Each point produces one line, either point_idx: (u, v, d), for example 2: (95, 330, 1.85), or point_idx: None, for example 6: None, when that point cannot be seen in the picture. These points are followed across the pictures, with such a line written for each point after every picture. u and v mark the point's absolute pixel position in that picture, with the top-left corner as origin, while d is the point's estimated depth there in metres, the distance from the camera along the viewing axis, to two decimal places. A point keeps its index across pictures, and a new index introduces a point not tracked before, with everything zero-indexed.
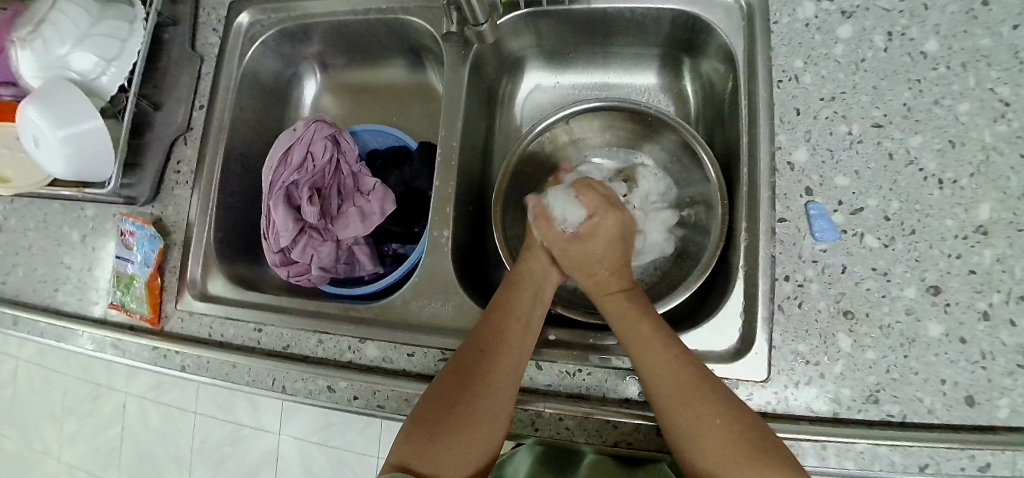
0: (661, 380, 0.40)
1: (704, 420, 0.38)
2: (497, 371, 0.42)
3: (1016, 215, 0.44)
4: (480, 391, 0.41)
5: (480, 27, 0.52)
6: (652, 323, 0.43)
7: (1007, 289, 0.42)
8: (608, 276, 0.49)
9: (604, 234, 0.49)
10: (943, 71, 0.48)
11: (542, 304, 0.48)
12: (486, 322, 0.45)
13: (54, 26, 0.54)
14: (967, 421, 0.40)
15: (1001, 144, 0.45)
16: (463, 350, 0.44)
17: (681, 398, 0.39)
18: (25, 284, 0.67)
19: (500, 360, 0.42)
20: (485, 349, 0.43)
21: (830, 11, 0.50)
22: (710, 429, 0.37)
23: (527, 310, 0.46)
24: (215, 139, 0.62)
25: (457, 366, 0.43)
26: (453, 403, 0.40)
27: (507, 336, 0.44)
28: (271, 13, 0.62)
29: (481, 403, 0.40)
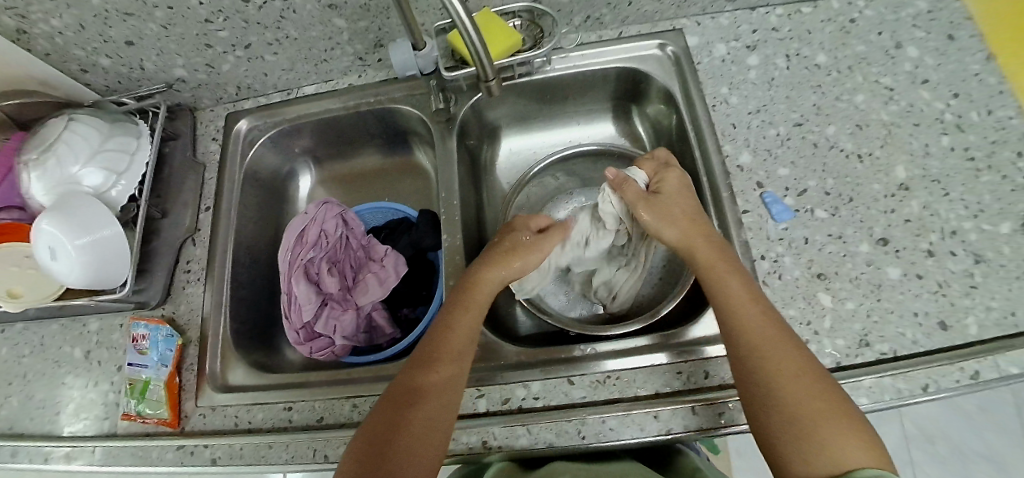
0: (754, 333, 0.42)
1: (795, 378, 0.40)
2: (438, 395, 0.45)
3: (925, 170, 0.54)
4: (420, 407, 0.43)
5: (489, 83, 0.53)
6: (741, 281, 0.46)
7: (940, 228, 0.51)
8: (692, 219, 0.51)
9: (668, 184, 0.54)
10: (837, 74, 0.60)
11: (478, 322, 0.51)
12: (430, 336, 0.49)
13: (66, 144, 0.56)
14: (948, 342, 0.47)
15: (897, 119, 0.57)
16: (405, 369, 0.48)
17: (767, 347, 0.41)
18: (20, 413, 0.64)
19: (436, 368, 0.46)
20: (432, 364, 0.46)
21: (738, 48, 0.62)
22: (812, 387, 0.39)
23: (469, 326, 0.49)
24: (225, 235, 0.66)
25: (405, 384, 0.46)
26: (402, 420, 0.43)
27: (451, 350, 0.47)
28: (266, 119, 0.70)
29: (424, 417, 0.43)
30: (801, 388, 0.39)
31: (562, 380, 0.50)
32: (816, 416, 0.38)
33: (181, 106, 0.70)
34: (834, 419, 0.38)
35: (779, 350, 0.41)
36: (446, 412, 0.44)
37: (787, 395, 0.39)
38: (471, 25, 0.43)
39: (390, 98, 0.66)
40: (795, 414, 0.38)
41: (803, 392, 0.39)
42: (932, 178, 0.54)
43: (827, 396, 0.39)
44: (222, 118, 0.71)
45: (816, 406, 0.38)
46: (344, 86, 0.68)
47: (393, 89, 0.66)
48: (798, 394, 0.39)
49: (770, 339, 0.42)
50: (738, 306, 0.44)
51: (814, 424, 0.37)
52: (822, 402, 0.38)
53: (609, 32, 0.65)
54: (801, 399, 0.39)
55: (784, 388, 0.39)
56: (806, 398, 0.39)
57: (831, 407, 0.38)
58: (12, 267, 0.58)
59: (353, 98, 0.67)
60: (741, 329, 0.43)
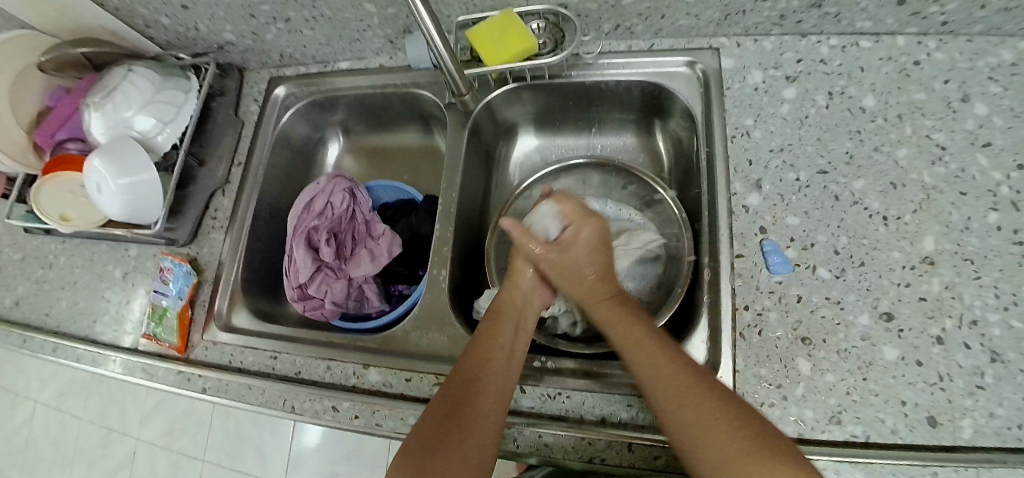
0: (647, 359, 0.45)
1: (706, 406, 0.41)
2: (488, 409, 0.44)
3: (958, 246, 0.48)
4: (469, 418, 0.43)
5: (464, 96, 0.62)
6: (640, 324, 0.49)
7: (957, 314, 0.46)
8: (597, 284, 0.55)
9: (582, 242, 0.57)
10: (882, 122, 0.54)
11: (522, 342, 0.51)
12: (473, 349, 0.49)
13: (123, 92, 0.63)
14: (932, 441, 0.43)
15: (940, 184, 0.51)
16: (451, 381, 0.47)
17: (671, 387, 0.43)
18: (68, 315, 0.74)
19: (492, 378, 0.46)
20: (476, 377, 0.46)
21: (776, 77, 0.58)
22: (717, 416, 0.40)
23: (511, 341, 0.50)
24: (251, 188, 0.72)
25: (451, 393, 0.45)
26: (444, 444, 0.42)
27: (495, 366, 0.47)
28: (303, 87, 0.74)
29: (473, 428, 0.43)
30: (716, 408, 0.40)
31: (515, 387, 0.51)
32: (732, 452, 0.38)
33: (231, 65, 0.77)
34: (756, 443, 0.38)
35: (667, 378, 0.43)
36: (492, 425, 0.44)
37: (709, 418, 0.40)
38: (437, 42, 0.50)
39: (414, 82, 0.68)
40: (702, 446, 0.39)
41: (701, 418, 0.40)
42: (965, 256, 0.48)
43: (750, 423, 0.39)
44: (266, 80, 0.77)
45: (715, 438, 0.39)
46: (374, 66, 0.70)
47: (418, 74, 0.68)
48: (713, 433, 0.39)
49: (659, 370, 0.44)
50: (637, 334, 0.48)
51: (745, 453, 0.38)
52: (729, 428, 0.39)
53: (640, 43, 0.63)
54: (710, 423, 0.40)
55: (692, 419, 0.41)
56: (717, 430, 0.39)
57: (744, 430, 0.39)
58: (69, 194, 0.67)
59: (381, 79, 0.70)
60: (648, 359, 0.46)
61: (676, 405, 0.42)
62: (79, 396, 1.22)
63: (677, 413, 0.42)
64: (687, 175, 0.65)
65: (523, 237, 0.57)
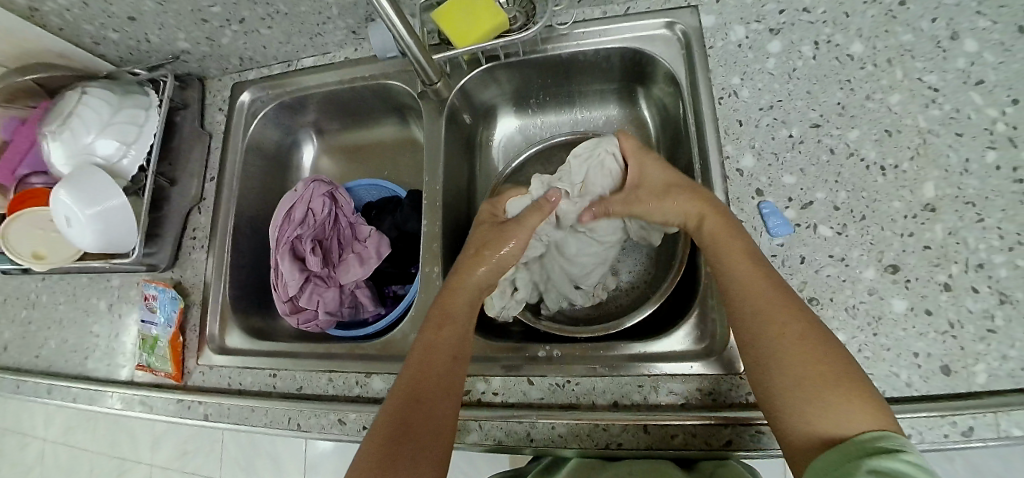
0: (762, 295, 0.41)
1: (801, 344, 0.39)
2: (434, 427, 0.42)
3: (961, 189, 0.47)
4: (416, 442, 0.41)
5: (435, 84, 0.59)
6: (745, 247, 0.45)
7: (964, 259, 0.45)
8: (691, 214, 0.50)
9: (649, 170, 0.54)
10: (871, 68, 0.52)
11: (464, 344, 0.48)
12: (416, 360, 0.46)
13: (79, 117, 0.60)
14: (947, 390, 0.42)
15: (935, 126, 0.49)
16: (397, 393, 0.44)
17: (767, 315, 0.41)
18: (57, 354, 0.72)
19: (434, 398, 0.43)
20: (420, 394, 0.43)
21: (759, 30, 0.56)
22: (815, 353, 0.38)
23: (456, 346, 0.47)
24: (227, 202, 0.68)
25: (396, 412, 0.43)
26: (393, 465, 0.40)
27: (438, 379, 0.44)
28: (268, 90, 0.71)
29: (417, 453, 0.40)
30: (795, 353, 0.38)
31: (522, 379, 0.50)
32: (813, 384, 0.37)
33: (190, 76, 0.73)
34: (842, 385, 0.36)
35: (777, 320, 0.40)
36: (439, 448, 0.42)
37: (792, 359, 0.38)
38: (401, 26, 0.47)
39: (384, 73, 0.65)
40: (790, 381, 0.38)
41: (800, 347, 0.39)
42: (967, 200, 0.46)
43: (838, 364, 0.37)
44: (229, 87, 0.73)
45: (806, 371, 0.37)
46: (340, 60, 0.67)
47: (386, 64, 0.65)
48: (800, 370, 0.38)
49: (773, 304, 0.41)
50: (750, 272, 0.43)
51: (826, 389, 0.36)
52: (823, 371, 0.37)
53: (614, 7, 0.60)
54: (797, 367, 0.38)
55: (785, 365, 0.38)
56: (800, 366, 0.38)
57: (840, 370, 0.37)
58: (37, 230, 0.64)
59: (349, 72, 0.66)
60: (755, 296, 0.42)
61: (774, 338, 0.40)
62: (87, 428, 1.20)
63: (769, 353, 0.39)
64: (676, 141, 0.63)
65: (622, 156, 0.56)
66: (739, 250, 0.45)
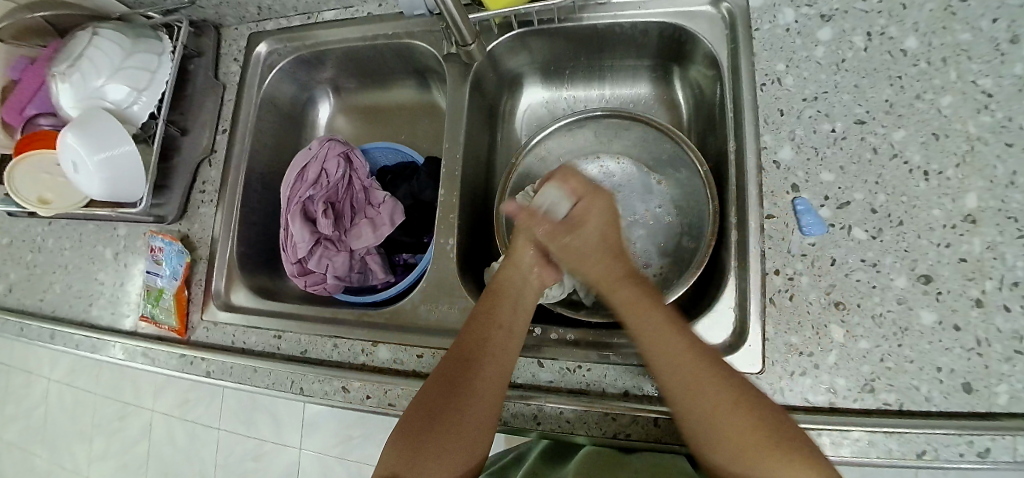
0: (682, 367, 0.41)
1: (732, 417, 0.38)
2: (478, 393, 0.43)
3: (1004, 203, 0.45)
4: (462, 409, 0.43)
5: (469, 47, 0.55)
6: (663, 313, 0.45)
7: (999, 276, 0.43)
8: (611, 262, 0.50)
9: (592, 218, 0.52)
10: (924, 66, 0.49)
11: (524, 323, 0.48)
12: (466, 335, 0.47)
13: (89, 59, 0.57)
14: (966, 408, 0.41)
15: (985, 134, 0.46)
16: (444, 366, 0.45)
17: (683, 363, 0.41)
18: (62, 300, 0.71)
19: (483, 369, 0.44)
20: (461, 377, 0.44)
21: (810, 16, 0.52)
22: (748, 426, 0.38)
23: (509, 319, 0.48)
24: (238, 157, 0.67)
25: (442, 381, 0.44)
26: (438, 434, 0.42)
27: (490, 351, 0.45)
28: (287, 43, 0.68)
29: (466, 418, 0.42)
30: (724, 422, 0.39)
31: (531, 361, 0.49)
32: (749, 442, 0.38)
33: (206, 22, 0.70)
34: (782, 450, 0.36)
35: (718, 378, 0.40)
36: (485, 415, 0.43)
37: (722, 423, 0.39)
38: None
39: (408, 32, 0.62)
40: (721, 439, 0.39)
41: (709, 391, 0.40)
42: (1009, 214, 0.44)
43: (771, 430, 0.37)
44: (244, 37, 0.70)
45: (741, 435, 0.38)
46: (363, 15, 0.64)
47: (411, 22, 0.62)
48: (732, 423, 0.38)
49: (677, 368, 0.41)
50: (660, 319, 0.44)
51: (762, 456, 0.37)
52: (756, 427, 0.38)
53: None
54: (723, 423, 0.39)
55: (724, 427, 0.39)
56: (733, 423, 0.38)
57: (762, 426, 0.37)
58: (44, 174, 0.62)
59: (372, 29, 0.63)
60: (670, 363, 0.41)
61: (705, 415, 0.39)
62: (91, 371, 1.22)
63: (703, 427, 0.39)
64: (709, 127, 0.60)
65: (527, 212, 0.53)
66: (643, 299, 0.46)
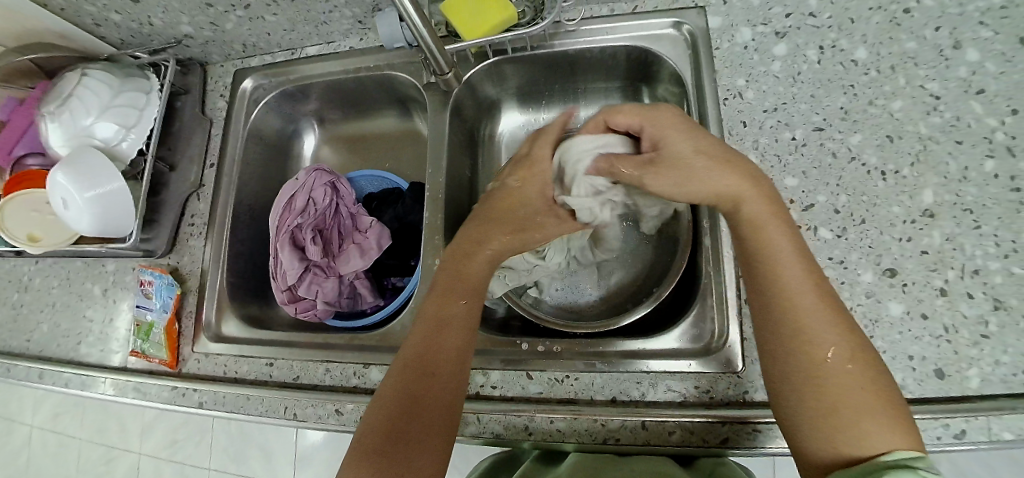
0: (797, 307, 0.38)
1: (846, 369, 0.36)
2: (441, 395, 0.41)
3: (959, 196, 0.47)
4: (430, 411, 0.40)
5: (446, 76, 0.58)
6: (796, 244, 0.41)
7: (960, 265, 0.46)
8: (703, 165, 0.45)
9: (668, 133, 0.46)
10: (874, 75, 0.53)
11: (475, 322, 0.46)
12: (421, 329, 0.45)
13: (78, 99, 0.59)
14: (940, 393, 0.43)
15: (936, 134, 0.50)
16: (400, 367, 0.43)
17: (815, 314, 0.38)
18: (50, 339, 0.71)
19: (439, 363, 0.43)
20: (423, 372, 0.42)
21: (765, 33, 0.56)
22: (851, 380, 0.36)
23: (462, 309, 0.46)
24: (227, 189, 0.68)
25: (403, 379, 0.42)
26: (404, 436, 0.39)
27: (443, 356, 0.43)
28: (271, 78, 0.70)
29: (430, 424, 0.40)
30: (837, 374, 0.36)
31: (520, 374, 0.50)
32: (858, 397, 0.35)
33: (192, 61, 0.73)
34: (885, 408, 0.35)
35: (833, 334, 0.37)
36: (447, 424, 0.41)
37: (828, 382, 0.36)
38: (417, 23, 0.47)
39: (389, 64, 0.65)
40: (823, 394, 0.36)
41: (835, 358, 0.37)
42: (964, 207, 0.47)
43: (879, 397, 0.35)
44: (231, 74, 0.73)
45: (849, 389, 0.35)
46: (345, 49, 0.67)
47: (392, 54, 0.65)
48: (846, 384, 0.36)
49: (795, 308, 0.38)
50: (790, 252, 0.40)
51: (844, 409, 0.35)
52: (867, 395, 0.35)
53: (622, 6, 0.60)
54: (834, 378, 0.36)
55: (828, 374, 0.36)
56: (847, 384, 0.36)
57: (869, 393, 0.35)
58: (33, 213, 0.63)
59: (354, 62, 0.66)
60: (784, 303, 0.39)
61: (795, 362, 0.37)
62: (75, 416, 1.19)
63: (800, 371, 0.37)
64: None
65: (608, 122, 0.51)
66: (792, 253, 0.40)
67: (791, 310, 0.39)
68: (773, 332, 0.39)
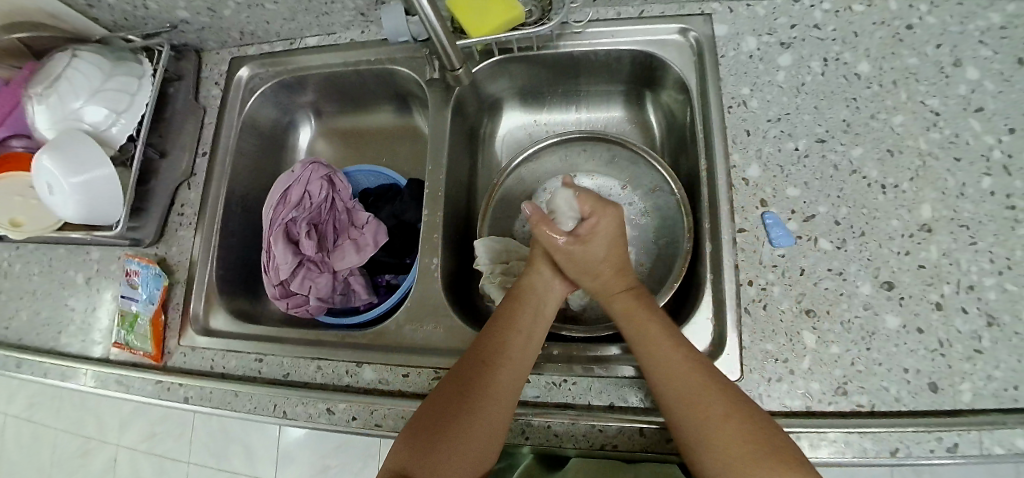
0: (655, 358, 0.44)
1: (715, 411, 0.39)
2: (493, 402, 0.43)
3: (956, 212, 0.48)
4: (470, 419, 0.42)
5: (457, 72, 0.58)
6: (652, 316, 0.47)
7: (956, 280, 0.46)
8: (612, 276, 0.51)
9: (602, 235, 0.51)
10: (876, 89, 0.53)
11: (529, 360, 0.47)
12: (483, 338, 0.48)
13: (67, 81, 0.57)
14: (933, 407, 0.43)
15: (935, 149, 0.50)
16: (460, 368, 0.46)
17: (671, 370, 0.42)
18: (29, 327, 0.69)
19: (499, 375, 0.44)
20: (472, 379, 0.44)
21: (770, 43, 0.56)
22: (724, 426, 0.39)
23: (529, 325, 0.49)
24: (218, 180, 0.66)
25: (458, 380, 0.45)
26: (448, 435, 0.42)
27: (491, 382, 0.44)
28: (268, 67, 0.69)
29: (471, 431, 0.42)
30: (717, 423, 0.39)
31: None
32: (735, 436, 0.38)
33: (186, 47, 0.71)
34: (770, 445, 0.37)
35: (701, 382, 0.41)
36: (477, 446, 0.42)
37: (711, 424, 0.39)
38: (429, 13, 0.47)
39: (390, 58, 0.64)
40: (705, 434, 0.39)
41: (715, 402, 0.40)
42: (961, 223, 0.47)
43: (762, 437, 0.37)
44: (227, 62, 0.71)
45: (726, 431, 0.38)
46: (345, 41, 0.66)
47: (394, 48, 0.64)
48: (723, 425, 0.39)
49: (658, 359, 0.44)
50: (650, 321, 0.46)
51: (743, 450, 0.37)
52: (746, 433, 0.38)
53: (628, 9, 0.59)
54: (713, 420, 0.39)
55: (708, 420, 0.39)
56: (728, 427, 0.38)
57: (752, 433, 0.38)
58: (16, 196, 0.60)
59: (354, 55, 0.65)
60: (648, 354, 0.44)
61: (684, 405, 0.41)
62: (51, 406, 1.16)
63: (683, 429, 0.40)
64: (682, 147, 0.63)
65: (540, 226, 0.52)
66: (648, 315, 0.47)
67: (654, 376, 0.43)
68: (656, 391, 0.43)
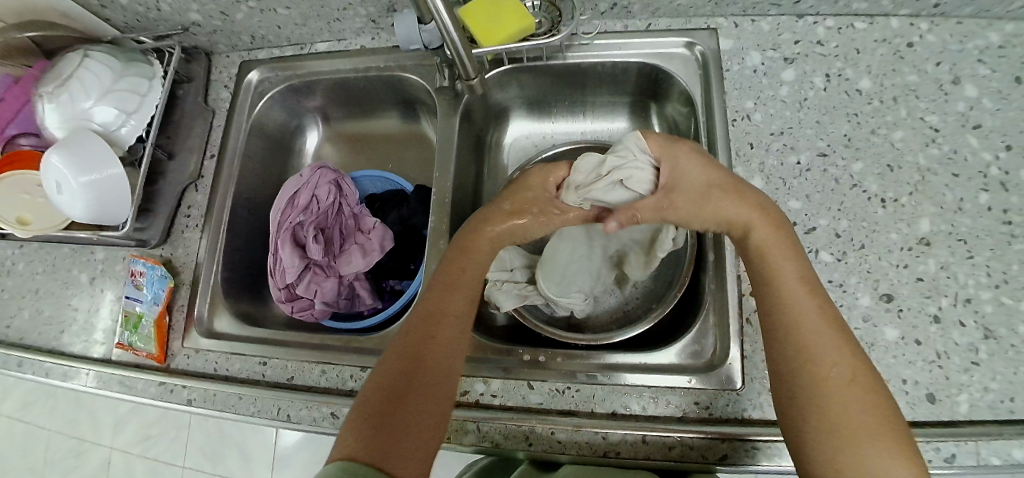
0: (800, 322, 0.39)
1: (846, 384, 0.37)
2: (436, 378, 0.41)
3: (954, 227, 0.49)
4: (419, 396, 0.40)
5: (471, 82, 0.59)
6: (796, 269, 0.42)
7: (953, 293, 0.47)
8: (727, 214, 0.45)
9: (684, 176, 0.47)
10: (877, 105, 0.54)
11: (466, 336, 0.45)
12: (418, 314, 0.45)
13: (78, 81, 0.57)
14: (931, 417, 0.44)
15: (933, 165, 0.51)
16: (396, 350, 0.43)
17: (813, 335, 0.39)
18: (31, 326, 0.68)
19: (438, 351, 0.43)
20: (416, 355, 0.42)
21: (774, 58, 0.57)
22: (858, 397, 0.36)
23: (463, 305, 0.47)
24: (226, 183, 0.67)
25: (397, 361, 0.42)
26: (393, 418, 0.38)
27: (435, 358, 0.42)
28: (278, 72, 0.70)
29: (419, 411, 0.39)
30: (839, 388, 0.36)
31: (522, 383, 0.50)
32: (863, 415, 0.35)
33: (197, 50, 0.72)
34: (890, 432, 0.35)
35: (834, 354, 0.38)
36: (435, 415, 0.40)
37: (834, 400, 0.36)
38: (447, 21, 0.47)
39: (399, 65, 0.65)
40: (827, 406, 0.36)
41: (840, 376, 0.37)
42: (958, 237, 0.48)
43: (883, 420, 0.35)
44: (236, 66, 0.72)
45: (861, 405, 0.36)
46: (356, 48, 0.66)
47: (403, 56, 0.65)
48: (850, 400, 0.36)
49: (803, 319, 0.40)
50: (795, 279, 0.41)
51: (858, 437, 0.35)
52: (874, 414, 0.35)
53: (635, 22, 0.61)
54: (843, 393, 0.36)
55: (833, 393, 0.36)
56: (858, 402, 0.36)
57: (878, 414, 0.35)
58: (23, 195, 0.60)
59: (364, 61, 0.66)
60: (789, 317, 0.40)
61: (803, 369, 0.38)
62: (46, 405, 1.15)
63: (813, 392, 0.37)
64: None
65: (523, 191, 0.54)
66: (790, 265, 0.42)
67: (796, 328, 0.39)
68: (782, 347, 0.40)
